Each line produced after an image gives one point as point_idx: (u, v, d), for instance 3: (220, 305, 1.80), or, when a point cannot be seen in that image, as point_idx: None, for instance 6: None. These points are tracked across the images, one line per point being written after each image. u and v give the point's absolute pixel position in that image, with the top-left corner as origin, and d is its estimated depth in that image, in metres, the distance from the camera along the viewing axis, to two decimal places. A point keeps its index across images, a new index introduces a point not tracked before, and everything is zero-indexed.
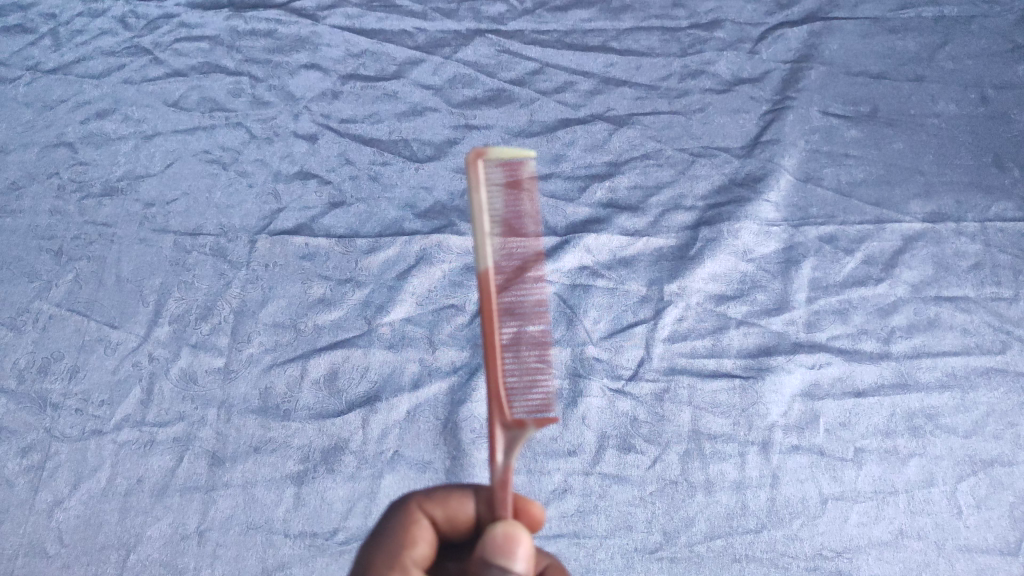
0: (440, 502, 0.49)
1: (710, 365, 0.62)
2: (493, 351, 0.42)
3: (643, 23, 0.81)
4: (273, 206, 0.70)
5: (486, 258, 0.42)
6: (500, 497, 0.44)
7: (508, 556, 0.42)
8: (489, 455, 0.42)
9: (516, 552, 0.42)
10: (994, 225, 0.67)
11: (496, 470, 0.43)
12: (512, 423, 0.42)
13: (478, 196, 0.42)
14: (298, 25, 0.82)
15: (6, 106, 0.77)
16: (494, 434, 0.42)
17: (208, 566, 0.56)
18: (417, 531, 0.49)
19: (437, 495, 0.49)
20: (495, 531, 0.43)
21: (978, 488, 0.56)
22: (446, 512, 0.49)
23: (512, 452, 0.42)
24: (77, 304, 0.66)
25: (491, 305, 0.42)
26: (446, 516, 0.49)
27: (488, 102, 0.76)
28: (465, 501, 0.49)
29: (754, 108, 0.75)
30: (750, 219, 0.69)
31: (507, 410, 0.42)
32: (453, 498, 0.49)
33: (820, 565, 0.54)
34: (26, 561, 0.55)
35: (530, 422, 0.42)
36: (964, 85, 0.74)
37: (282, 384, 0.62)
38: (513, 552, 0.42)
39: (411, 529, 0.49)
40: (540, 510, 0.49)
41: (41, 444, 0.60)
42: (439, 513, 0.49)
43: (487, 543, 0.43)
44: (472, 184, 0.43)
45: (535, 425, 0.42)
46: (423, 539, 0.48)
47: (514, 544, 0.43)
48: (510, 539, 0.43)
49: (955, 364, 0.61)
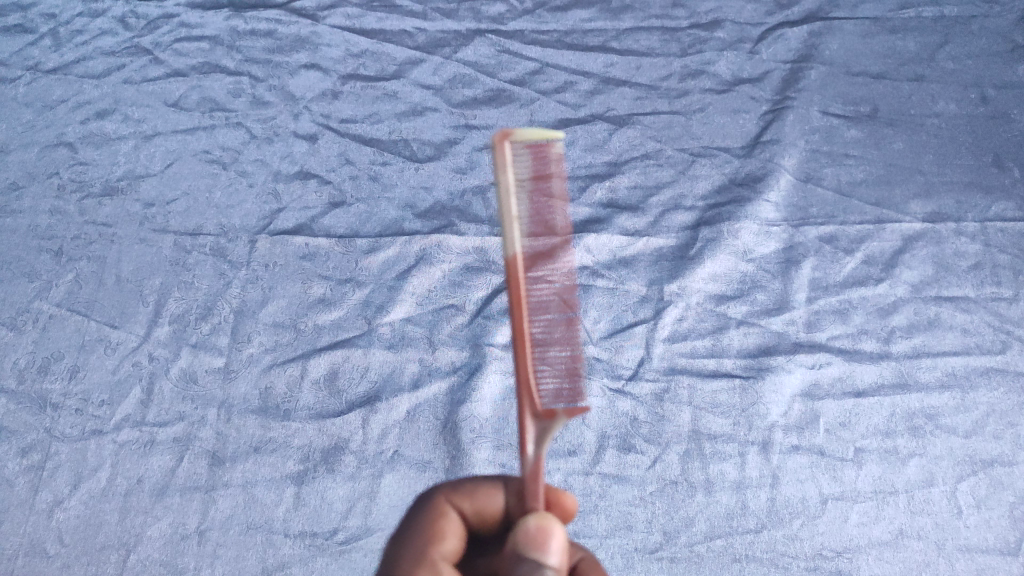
0: (468, 495, 0.51)
1: (710, 365, 0.62)
2: (522, 340, 0.43)
3: (643, 23, 0.81)
4: (273, 206, 0.70)
5: (514, 244, 0.43)
6: (532, 490, 0.45)
7: (541, 550, 0.43)
8: (521, 446, 0.44)
9: (547, 546, 0.43)
10: (994, 225, 0.67)
11: (527, 461, 0.44)
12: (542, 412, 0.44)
13: (507, 182, 0.43)
14: (297, 25, 0.82)
15: (6, 106, 0.77)
16: (525, 425, 0.44)
17: (209, 566, 0.56)
18: (445, 524, 0.50)
19: (465, 488, 0.51)
20: (528, 524, 0.44)
21: (978, 488, 0.56)
22: (474, 504, 0.50)
23: (542, 443, 0.44)
24: (77, 304, 0.66)
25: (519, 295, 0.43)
26: (474, 508, 0.51)
27: (488, 103, 0.76)
28: (494, 493, 0.50)
29: (755, 108, 0.75)
30: (750, 219, 0.69)
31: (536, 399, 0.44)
32: (481, 491, 0.51)
33: (820, 565, 0.54)
34: (26, 560, 0.55)
35: (560, 413, 0.44)
36: (964, 85, 0.74)
37: (282, 384, 0.62)
38: (545, 546, 0.43)
39: (439, 523, 0.50)
40: (571, 500, 0.49)
41: (41, 444, 0.60)
42: (467, 506, 0.51)
43: (520, 537, 0.44)
44: (500, 168, 0.43)
45: (566, 414, 0.43)
46: (451, 533, 0.50)
47: (546, 539, 0.43)
48: (543, 534, 0.43)
49: (955, 364, 0.61)
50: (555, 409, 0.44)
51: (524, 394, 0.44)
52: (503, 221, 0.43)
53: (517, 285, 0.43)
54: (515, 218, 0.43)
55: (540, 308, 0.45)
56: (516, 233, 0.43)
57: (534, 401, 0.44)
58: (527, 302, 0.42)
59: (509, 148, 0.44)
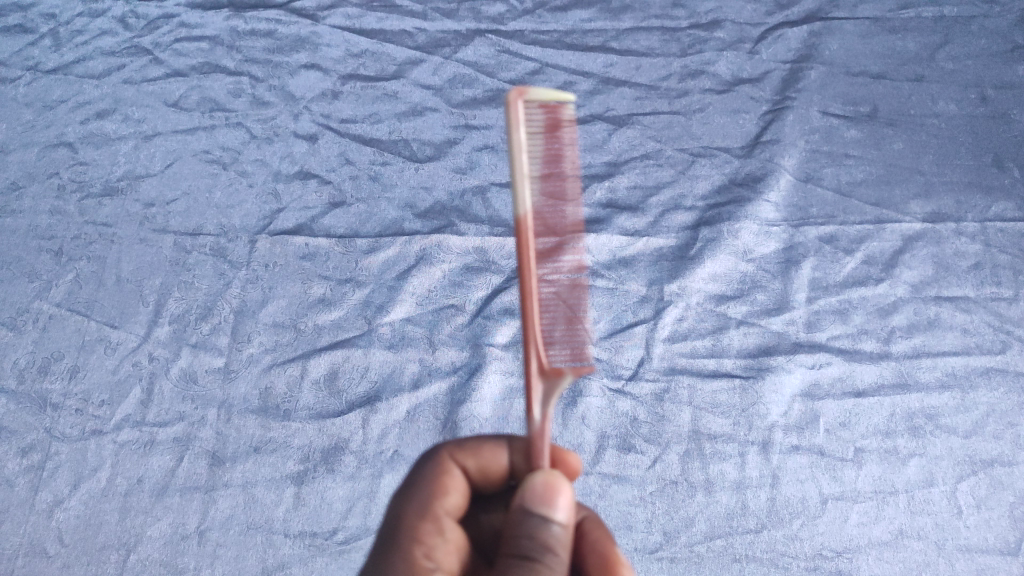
0: (472, 454, 0.51)
1: (710, 365, 0.62)
2: (531, 301, 0.44)
3: (642, 24, 0.81)
4: (273, 206, 0.70)
5: (525, 204, 0.43)
6: (538, 449, 0.46)
7: (548, 505, 0.44)
8: (528, 407, 0.45)
9: (555, 502, 0.44)
10: (994, 225, 0.67)
11: (533, 421, 0.46)
12: (549, 372, 0.45)
13: (518, 140, 0.43)
14: (298, 25, 0.82)
15: (7, 107, 0.77)
16: (533, 386, 0.45)
17: (209, 566, 0.56)
18: (449, 481, 0.51)
19: (470, 446, 0.51)
20: (535, 481, 0.44)
21: (978, 488, 0.56)
22: (478, 463, 0.51)
23: (549, 402, 0.45)
24: (77, 304, 0.66)
25: (528, 259, 0.44)
26: (478, 466, 0.51)
27: (487, 102, 0.76)
28: (499, 453, 0.51)
29: (754, 108, 0.75)
30: (750, 219, 0.69)
31: (544, 358, 0.45)
32: (486, 450, 0.51)
33: (820, 565, 0.55)
34: (26, 560, 0.56)
35: (568, 371, 0.45)
36: (964, 86, 0.74)
37: (282, 384, 0.62)
38: (553, 502, 0.44)
39: (444, 479, 0.50)
40: (575, 459, 0.51)
41: (41, 444, 0.60)
42: (471, 464, 0.51)
43: (527, 493, 0.44)
44: (512, 125, 0.43)
45: (573, 372, 0.45)
46: (455, 489, 0.51)
47: (554, 494, 0.44)
48: (550, 490, 0.44)
49: (955, 364, 0.61)
50: (562, 368, 0.45)
51: (533, 354, 0.45)
52: (514, 180, 0.43)
53: (526, 245, 0.43)
54: (525, 176, 0.43)
55: (546, 268, 0.46)
56: (527, 192, 0.43)
57: (542, 360, 0.45)
58: (536, 263, 0.43)
59: (521, 105, 0.43)
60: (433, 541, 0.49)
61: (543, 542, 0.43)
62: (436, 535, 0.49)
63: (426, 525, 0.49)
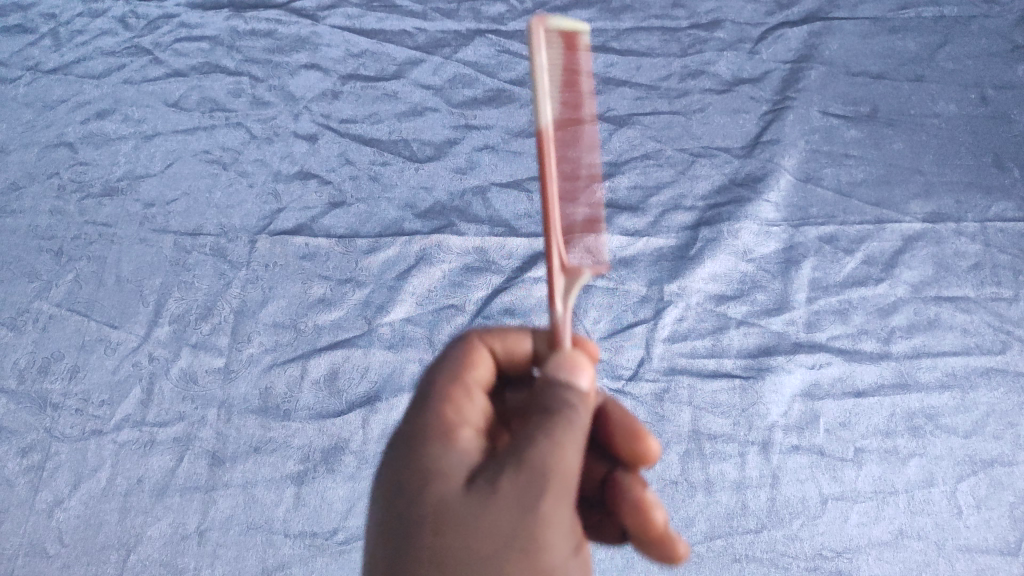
0: (499, 336, 0.51)
1: (710, 365, 0.62)
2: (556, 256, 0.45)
3: (642, 24, 0.81)
4: (273, 206, 0.70)
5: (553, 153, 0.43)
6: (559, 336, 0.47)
7: (570, 373, 0.43)
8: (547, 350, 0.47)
9: (578, 371, 0.44)
10: (994, 225, 0.67)
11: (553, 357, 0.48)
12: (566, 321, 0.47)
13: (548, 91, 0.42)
14: (298, 25, 0.82)
15: (7, 107, 0.77)
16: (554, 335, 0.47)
17: (208, 566, 0.56)
18: (477, 355, 0.50)
19: (496, 330, 0.51)
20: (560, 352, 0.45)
21: (979, 488, 0.56)
22: (505, 344, 0.51)
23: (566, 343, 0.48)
24: (77, 304, 0.66)
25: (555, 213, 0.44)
26: (504, 348, 0.51)
27: (488, 102, 0.76)
28: (523, 338, 0.51)
29: (754, 108, 0.75)
30: (750, 219, 0.69)
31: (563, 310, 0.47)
32: (512, 333, 0.51)
33: (820, 565, 0.55)
34: (26, 560, 0.56)
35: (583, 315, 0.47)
36: (964, 86, 0.74)
37: (282, 384, 0.62)
38: (576, 370, 0.44)
39: (471, 352, 0.50)
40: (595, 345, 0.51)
41: (41, 444, 0.60)
42: (498, 346, 0.51)
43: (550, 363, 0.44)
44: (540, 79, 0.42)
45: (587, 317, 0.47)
46: (482, 363, 0.50)
47: (577, 366, 0.44)
48: (573, 362, 0.44)
49: (955, 364, 0.61)
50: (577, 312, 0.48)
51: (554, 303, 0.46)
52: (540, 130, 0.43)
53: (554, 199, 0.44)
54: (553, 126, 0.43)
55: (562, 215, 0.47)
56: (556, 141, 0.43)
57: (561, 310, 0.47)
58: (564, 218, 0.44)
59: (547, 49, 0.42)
60: (461, 401, 0.46)
61: (565, 398, 0.42)
62: (465, 399, 0.47)
63: (454, 387, 0.47)
